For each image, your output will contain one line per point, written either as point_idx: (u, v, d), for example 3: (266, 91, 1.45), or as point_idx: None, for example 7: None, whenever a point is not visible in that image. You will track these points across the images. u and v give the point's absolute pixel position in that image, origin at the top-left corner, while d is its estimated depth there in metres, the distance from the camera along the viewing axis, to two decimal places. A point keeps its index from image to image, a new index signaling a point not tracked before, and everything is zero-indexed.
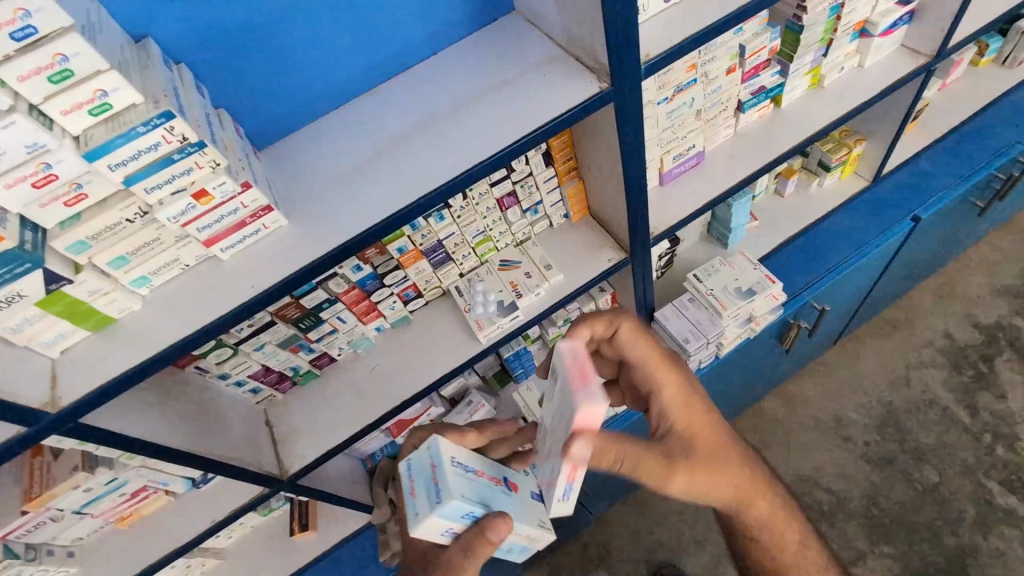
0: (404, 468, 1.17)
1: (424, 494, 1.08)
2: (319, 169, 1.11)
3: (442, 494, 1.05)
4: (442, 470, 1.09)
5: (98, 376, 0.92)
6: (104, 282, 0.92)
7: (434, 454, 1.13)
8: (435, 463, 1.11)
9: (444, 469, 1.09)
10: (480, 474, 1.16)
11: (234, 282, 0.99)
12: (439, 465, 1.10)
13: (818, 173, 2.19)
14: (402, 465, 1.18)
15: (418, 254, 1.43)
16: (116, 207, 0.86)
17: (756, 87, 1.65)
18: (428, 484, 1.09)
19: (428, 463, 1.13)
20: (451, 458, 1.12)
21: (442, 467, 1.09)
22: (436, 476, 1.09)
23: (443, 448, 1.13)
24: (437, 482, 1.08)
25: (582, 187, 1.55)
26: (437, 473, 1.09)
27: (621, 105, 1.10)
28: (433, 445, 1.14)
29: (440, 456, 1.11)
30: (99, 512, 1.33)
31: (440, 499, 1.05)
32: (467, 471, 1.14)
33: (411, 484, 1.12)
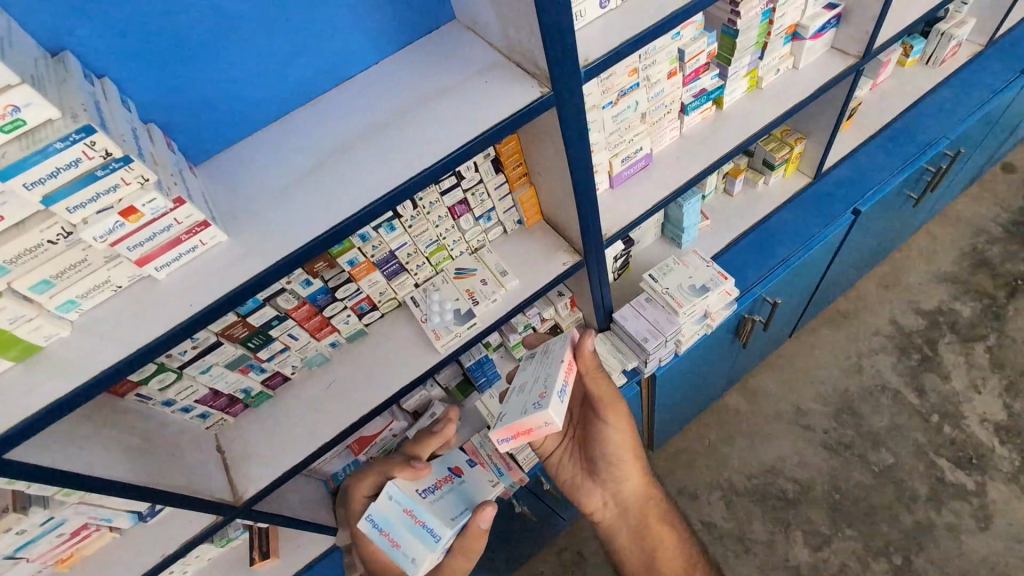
0: (369, 526, 1.20)
1: (415, 537, 1.15)
2: (258, 182, 1.08)
3: (436, 528, 1.16)
4: (420, 508, 1.19)
5: (24, 408, 0.87)
6: (27, 308, 0.87)
7: (400, 498, 1.20)
8: (407, 505, 1.19)
9: (422, 505, 1.19)
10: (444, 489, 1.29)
11: (171, 302, 0.95)
12: (415, 504, 1.19)
13: (764, 172, 2.29)
14: (365, 522, 1.21)
15: (370, 266, 1.41)
16: (35, 228, 0.81)
17: (697, 90, 1.70)
18: (412, 527, 1.17)
19: (399, 508, 1.19)
20: (418, 493, 1.23)
21: (418, 505, 1.19)
22: (418, 517, 1.18)
23: (403, 486, 1.23)
24: (423, 521, 1.17)
25: (533, 193, 1.56)
26: (415, 512, 1.18)
27: (564, 109, 1.11)
28: (391, 489, 1.22)
29: (410, 497, 1.20)
30: (36, 556, 1.25)
31: (436, 534, 1.15)
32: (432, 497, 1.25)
33: (388, 537, 1.17)
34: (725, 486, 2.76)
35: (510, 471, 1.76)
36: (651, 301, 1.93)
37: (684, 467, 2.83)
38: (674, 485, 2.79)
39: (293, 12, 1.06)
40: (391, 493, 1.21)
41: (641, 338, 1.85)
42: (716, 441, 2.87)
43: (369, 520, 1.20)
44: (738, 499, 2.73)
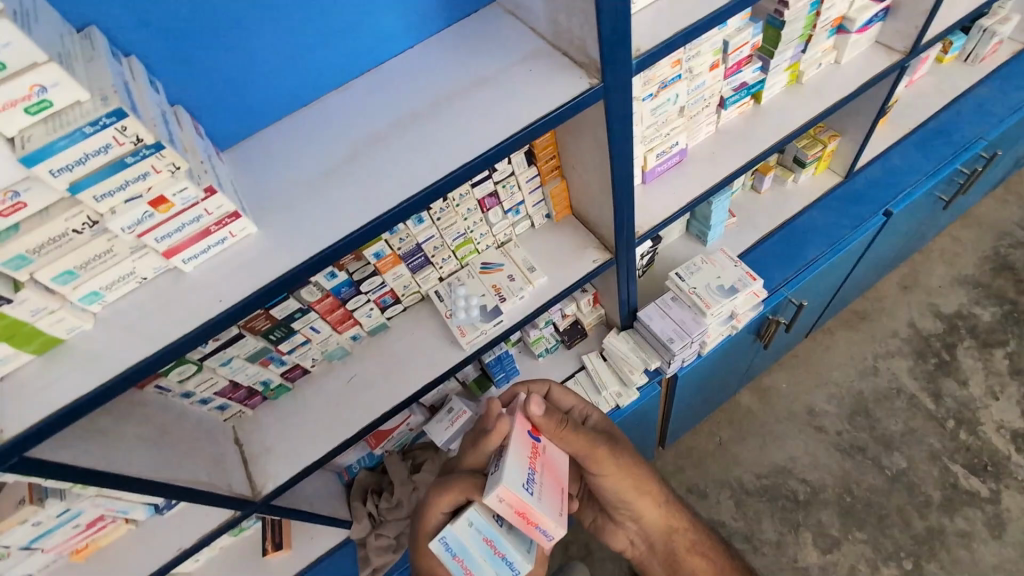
0: (441, 548, 1.09)
1: (490, 568, 1.06)
2: (288, 172, 1.03)
3: (516, 563, 1.07)
4: (499, 538, 1.07)
5: (43, 404, 0.83)
6: (49, 300, 0.82)
7: (480, 526, 1.08)
8: (488, 535, 1.08)
9: (504, 539, 1.07)
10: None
11: (198, 296, 0.90)
12: (495, 536, 1.08)
13: (794, 169, 2.23)
14: (439, 545, 1.09)
15: (396, 259, 1.36)
16: (60, 217, 0.76)
17: (738, 83, 1.64)
18: (489, 557, 1.07)
19: (478, 536, 1.08)
20: (497, 521, 1.09)
21: (499, 537, 1.07)
22: (498, 549, 1.07)
23: (484, 512, 1.09)
24: (503, 554, 1.07)
25: (565, 187, 1.51)
26: (495, 544, 1.07)
27: (611, 101, 1.05)
28: (471, 515, 1.08)
29: (491, 527, 1.08)
30: (51, 546, 1.23)
31: (515, 568, 1.07)
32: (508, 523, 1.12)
33: (462, 567, 1.07)
34: (735, 486, 2.72)
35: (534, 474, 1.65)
36: (676, 301, 1.87)
37: (693, 465, 2.80)
38: (684, 482, 2.76)
39: None
40: (472, 520, 1.08)
41: (666, 338, 1.80)
42: (728, 439, 2.84)
43: (442, 544, 1.09)
44: (748, 499, 2.69)
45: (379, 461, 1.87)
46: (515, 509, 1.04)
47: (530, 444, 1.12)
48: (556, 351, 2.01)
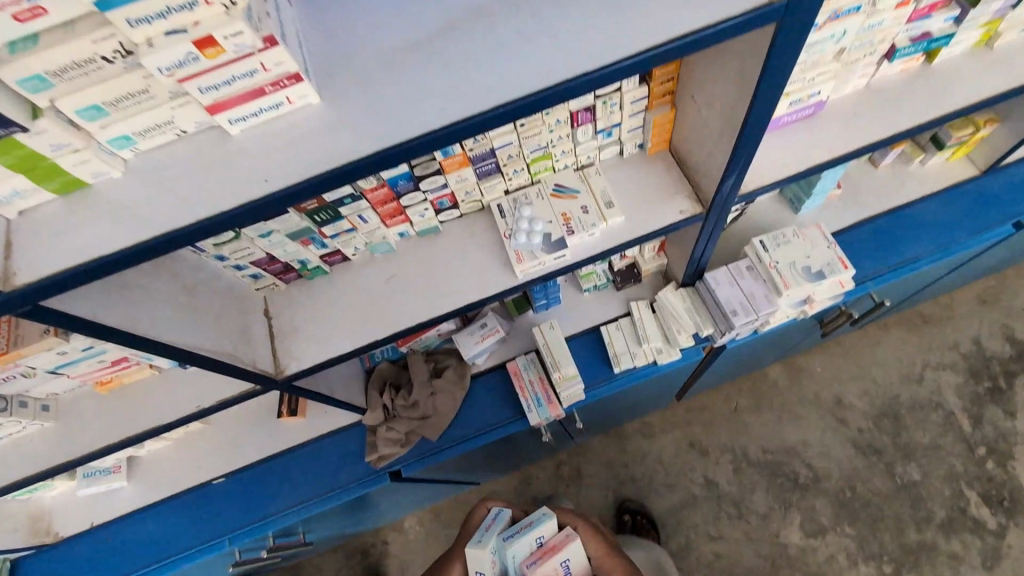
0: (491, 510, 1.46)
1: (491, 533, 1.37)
2: (365, 33, 0.84)
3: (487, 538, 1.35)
4: (533, 524, 1.35)
5: (60, 254, 0.74)
6: (73, 137, 0.70)
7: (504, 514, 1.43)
8: (497, 518, 1.41)
9: (502, 520, 1.40)
10: (523, 533, 1.34)
11: (241, 169, 0.77)
12: (529, 527, 1.35)
13: (926, 150, 1.92)
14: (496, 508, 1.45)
15: (465, 160, 1.19)
16: (84, 35, 0.61)
17: (919, 32, 1.32)
18: (486, 530, 1.38)
19: (493, 517, 1.42)
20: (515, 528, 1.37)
21: (537, 531, 1.34)
22: (493, 525, 1.39)
23: (551, 524, 1.36)
24: (490, 528, 1.39)
25: (672, 118, 1.27)
26: (533, 522, 1.35)
27: (781, 31, 0.82)
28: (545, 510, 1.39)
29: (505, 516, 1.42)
30: (76, 373, 1.24)
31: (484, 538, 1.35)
32: (514, 535, 1.34)
33: (490, 525, 1.39)
34: (738, 453, 2.67)
35: (547, 405, 1.72)
36: (751, 271, 1.68)
37: (702, 423, 2.74)
38: (686, 436, 2.72)
39: None
40: (543, 514, 1.37)
41: (729, 309, 1.63)
42: (743, 408, 2.75)
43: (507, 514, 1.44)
44: (747, 469, 2.64)
45: (403, 356, 1.82)
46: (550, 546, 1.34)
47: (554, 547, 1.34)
48: (604, 290, 1.87)
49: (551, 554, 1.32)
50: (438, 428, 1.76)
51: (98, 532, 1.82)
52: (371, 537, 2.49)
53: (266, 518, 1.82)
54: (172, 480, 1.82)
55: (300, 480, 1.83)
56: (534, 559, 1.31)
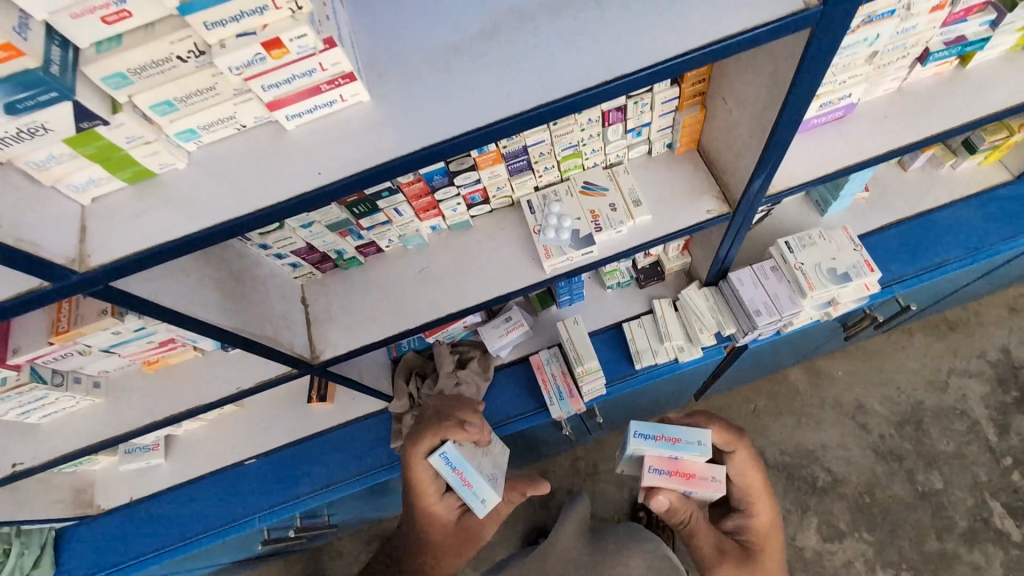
0: (442, 463, 1.30)
1: (469, 492, 1.30)
2: (413, 34, 0.88)
3: (483, 496, 1.29)
4: (682, 445, 1.36)
5: (130, 239, 0.79)
6: (145, 129, 0.75)
7: (454, 458, 1.30)
8: (457, 467, 1.30)
9: (471, 470, 1.29)
10: (661, 445, 1.36)
11: (295, 163, 0.82)
12: (676, 445, 1.37)
13: (957, 154, 1.91)
14: (439, 460, 1.30)
15: (498, 157, 1.23)
16: (164, 37, 0.67)
17: (954, 36, 1.32)
18: (462, 485, 1.30)
19: (449, 469, 1.30)
20: (651, 439, 1.37)
21: (679, 453, 1.36)
22: (467, 480, 1.30)
23: (695, 454, 1.36)
24: (470, 484, 1.30)
25: (701, 119, 1.29)
26: (681, 443, 1.36)
27: (815, 36, 0.84)
28: (700, 436, 1.37)
29: (463, 461, 1.30)
30: (127, 353, 1.31)
31: (482, 497, 1.30)
32: (650, 442, 1.37)
33: (462, 476, 1.30)
34: (756, 454, 2.67)
35: (569, 398, 1.75)
36: (776, 271, 1.69)
37: None
38: None
39: None
40: (696, 439, 1.37)
41: (753, 309, 1.64)
42: (762, 409, 2.75)
43: (451, 451, 1.30)
44: (765, 470, 2.64)
45: (428, 347, 1.87)
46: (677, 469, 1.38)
47: (687, 473, 1.38)
48: (627, 287, 1.90)
49: (681, 479, 1.38)
50: None
51: (137, 507, 1.91)
52: (390, 523, 2.55)
53: (294, 499, 1.89)
54: (207, 459, 1.90)
55: (327, 462, 1.89)
56: (662, 471, 1.38)
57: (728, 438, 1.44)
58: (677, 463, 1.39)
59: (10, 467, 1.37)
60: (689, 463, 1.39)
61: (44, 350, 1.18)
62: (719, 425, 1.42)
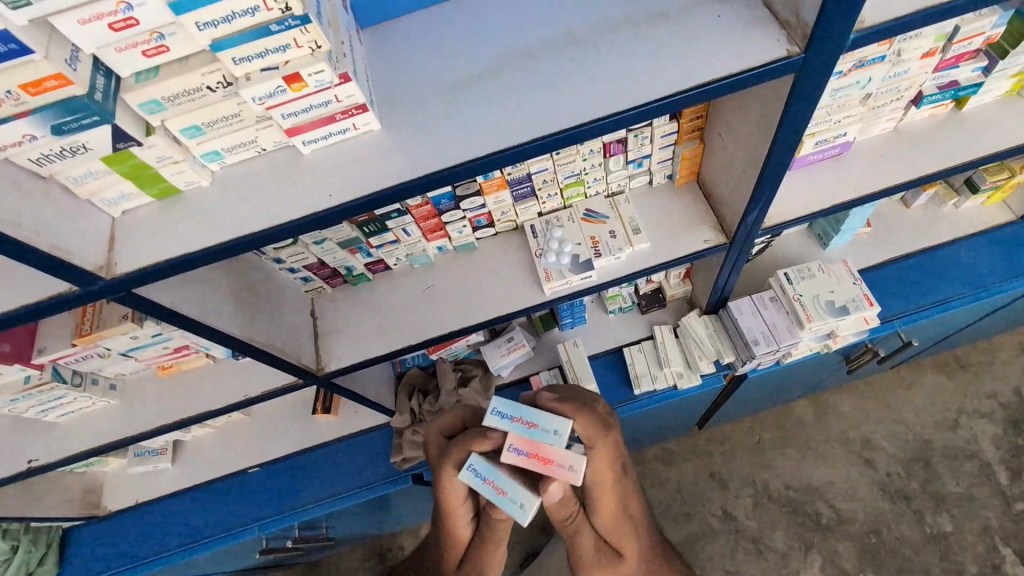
0: (471, 478, 1.19)
1: (503, 500, 1.15)
2: (424, 69, 0.96)
3: (518, 497, 1.14)
4: (538, 433, 1.15)
5: (154, 250, 0.86)
6: (174, 150, 0.82)
7: (480, 469, 1.18)
8: (487, 476, 1.18)
9: (501, 474, 1.17)
10: (518, 425, 1.15)
11: (309, 186, 0.88)
12: (529, 428, 1.15)
13: (960, 192, 1.93)
14: (468, 474, 1.19)
15: (503, 183, 1.29)
16: (197, 70, 0.74)
17: (946, 81, 1.37)
18: (495, 495, 1.16)
19: (479, 481, 1.18)
20: (508, 417, 1.16)
21: (537, 434, 1.14)
22: (499, 487, 1.16)
23: (557, 436, 1.13)
24: (503, 491, 1.16)
25: (700, 152, 1.35)
26: (538, 425, 1.15)
27: (800, 82, 0.89)
28: (559, 425, 1.15)
29: (488, 469, 1.18)
30: (143, 357, 1.37)
31: (519, 501, 1.14)
32: (506, 422, 1.16)
33: (495, 485, 1.17)
34: (759, 487, 2.64)
35: None
36: (775, 302, 1.72)
37: (723, 453, 2.72)
38: (707, 466, 2.71)
39: None
40: (554, 427, 1.14)
41: (751, 338, 1.67)
42: (766, 442, 2.73)
43: (479, 461, 1.19)
44: (768, 504, 2.61)
45: (432, 364, 1.91)
46: (537, 456, 1.14)
47: (547, 458, 1.14)
48: (629, 312, 1.93)
49: (539, 463, 1.14)
50: None
51: (142, 510, 1.96)
52: (388, 540, 2.56)
53: (294, 509, 1.92)
54: (212, 465, 1.94)
55: (329, 474, 1.93)
56: (518, 453, 1.14)
57: (589, 436, 1.26)
58: (536, 446, 1.15)
59: (26, 462, 1.42)
60: (548, 446, 1.14)
61: (66, 351, 1.24)
62: (587, 418, 1.26)
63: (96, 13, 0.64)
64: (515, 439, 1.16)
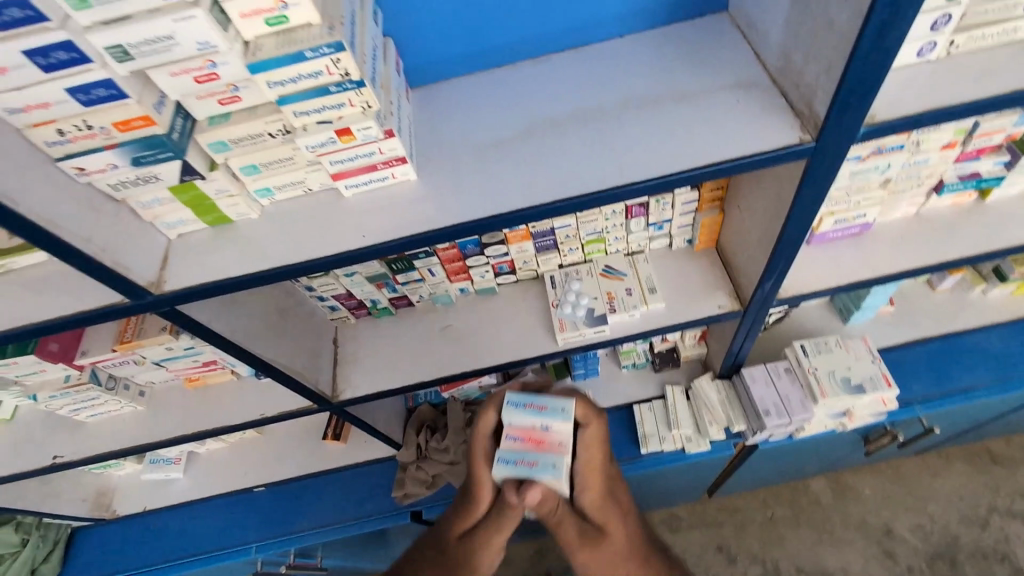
0: (501, 470, 1.20)
1: (535, 477, 1.19)
2: (461, 128, 1.05)
3: (548, 469, 1.19)
4: (546, 412, 1.24)
5: (201, 272, 0.94)
6: (232, 185, 0.92)
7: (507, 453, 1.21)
8: (516, 462, 1.20)
9: (525, 453, 1.21)
10: (528, 411, 1.24)
11: (345, 227, 0.96)
12: (535, 408, 1.24)
13: (987, 280, 1.91)
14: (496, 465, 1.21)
15: (527, 235, 1.35)
16: (262, 118, 0.84)
17: (968, 171, 1.39)
18: (526, 474, 1.20)
19: (510, 469, 1.20)
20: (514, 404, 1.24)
21: (544, 416, 1.23)
22: (530, 464, 1.20)
23: (561, 417, 1.23)
24: (534, 464, 1.20)
25: (719, 221, 1.40)
26: (546, 410, 1.24)
27: (813, 166, 0.94)
28: (565, 403, 1.25)
29: (514, 454, 1.21)
30: (173, 368, 1.45)
31: (552, 469, 1.18)
32: (519, 408, 1.24)
33: (527, 464, 1.20)
34: (769, 566, 2.53)
35: None
36: (790, 373, 1.71)
37: (733, 525, 2.63)
38: (715, 537, 2.62)
39: None
40: (560, 405, 1.24)
41: (762, 408, 1.66)
42: (779, 518, 2.63)
43: (501, 451, 1.22)
44: None
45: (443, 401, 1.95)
46: (539, 437, 1.23)
47: (544, 436, 1.23)
48: (642, 369, 1.94)
49: (537, 445, 1.22)
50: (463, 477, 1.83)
51: (149, 518, 2.00)
52: None
53: (292, 534, 1.94)
54: (221, 480, 1.98)
55: (331, 501, 1.96)
56: (516, 437, 1.22)
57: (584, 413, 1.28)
58: (534, 429, 1.24)
59: (50, 459, 1.49)
60: (545, 429, 1.23)
61: (106, 356, 1.32)
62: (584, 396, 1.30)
63: (185, 69, 0.74)
64: (521, 424, 1.24)
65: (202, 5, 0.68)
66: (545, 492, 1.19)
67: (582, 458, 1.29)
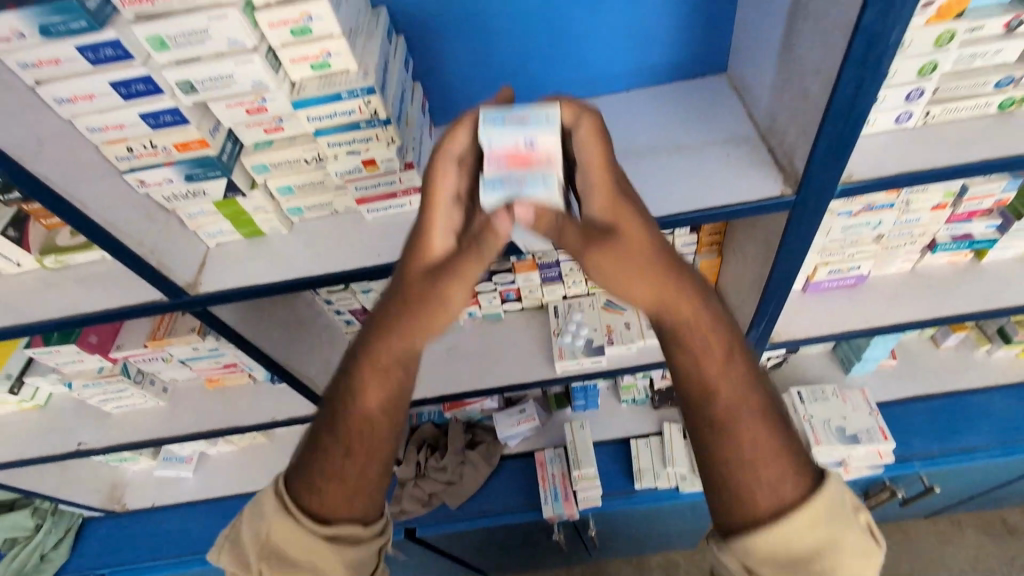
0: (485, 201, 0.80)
1: (526, 186, 0.79)
2: None
3: (542, 180, 0.80)
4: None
5: (233, 279, 1.05)
6: (269, 203, 1.04)
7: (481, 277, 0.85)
8: (504, 172, 0.80)
9: (508, 161, 0.80)
10: (508, 130, 0.79)
11: (364, 247, 1.06)
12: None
13: (992, 340, 1.91)
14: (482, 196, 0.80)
15: (533, 265, 1.45)
16: (299, 147, 0.95)
17: (960, 232, 1.45)
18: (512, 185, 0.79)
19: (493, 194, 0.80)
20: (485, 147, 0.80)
21: (528, 130, 0.79)
22: (518, 176, 0.80)
23: (549, 126, 0.79)
24: (522, 179, 0.80)
25: (718, 264, 1.48)
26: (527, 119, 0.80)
27: (795, 217, 1.02)
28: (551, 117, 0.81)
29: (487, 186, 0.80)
30: (196, 368, 1.55)
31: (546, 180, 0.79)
32: (494, 130, 0.80)
33: (513, 182, 0.79)
34: None
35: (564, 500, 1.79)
36: None
37: None
38: None
39: (588, 21, 1.13)
40: (544, 117, 0.80)
41: None
42: None
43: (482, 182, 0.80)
44: None
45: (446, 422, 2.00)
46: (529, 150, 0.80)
47: (533, 152, 0.80)
48: (640, 405, 1.99)
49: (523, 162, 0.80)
50: (459, 497, 1.88)
51: (156, 514, 2.08)
52: None
53: None
54: (227, 482, 2.06)
55: None
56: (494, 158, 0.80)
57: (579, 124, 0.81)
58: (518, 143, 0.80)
59: (75, 445, 1.60)
60: (536, 136, 0.79)
61: (138, 351, 1.43)
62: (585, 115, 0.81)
63: (239, 102, 0.86)
64: (499, 145, 0.79)
65: (259, 51, 0.80)
66: (539, 210, 0.79)
67: (580, 166, 0.81)
